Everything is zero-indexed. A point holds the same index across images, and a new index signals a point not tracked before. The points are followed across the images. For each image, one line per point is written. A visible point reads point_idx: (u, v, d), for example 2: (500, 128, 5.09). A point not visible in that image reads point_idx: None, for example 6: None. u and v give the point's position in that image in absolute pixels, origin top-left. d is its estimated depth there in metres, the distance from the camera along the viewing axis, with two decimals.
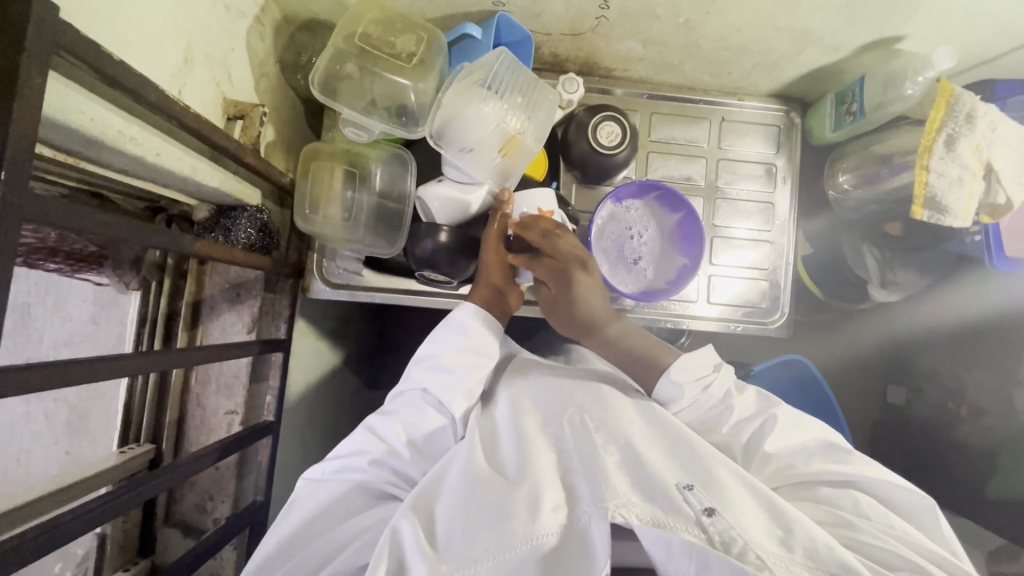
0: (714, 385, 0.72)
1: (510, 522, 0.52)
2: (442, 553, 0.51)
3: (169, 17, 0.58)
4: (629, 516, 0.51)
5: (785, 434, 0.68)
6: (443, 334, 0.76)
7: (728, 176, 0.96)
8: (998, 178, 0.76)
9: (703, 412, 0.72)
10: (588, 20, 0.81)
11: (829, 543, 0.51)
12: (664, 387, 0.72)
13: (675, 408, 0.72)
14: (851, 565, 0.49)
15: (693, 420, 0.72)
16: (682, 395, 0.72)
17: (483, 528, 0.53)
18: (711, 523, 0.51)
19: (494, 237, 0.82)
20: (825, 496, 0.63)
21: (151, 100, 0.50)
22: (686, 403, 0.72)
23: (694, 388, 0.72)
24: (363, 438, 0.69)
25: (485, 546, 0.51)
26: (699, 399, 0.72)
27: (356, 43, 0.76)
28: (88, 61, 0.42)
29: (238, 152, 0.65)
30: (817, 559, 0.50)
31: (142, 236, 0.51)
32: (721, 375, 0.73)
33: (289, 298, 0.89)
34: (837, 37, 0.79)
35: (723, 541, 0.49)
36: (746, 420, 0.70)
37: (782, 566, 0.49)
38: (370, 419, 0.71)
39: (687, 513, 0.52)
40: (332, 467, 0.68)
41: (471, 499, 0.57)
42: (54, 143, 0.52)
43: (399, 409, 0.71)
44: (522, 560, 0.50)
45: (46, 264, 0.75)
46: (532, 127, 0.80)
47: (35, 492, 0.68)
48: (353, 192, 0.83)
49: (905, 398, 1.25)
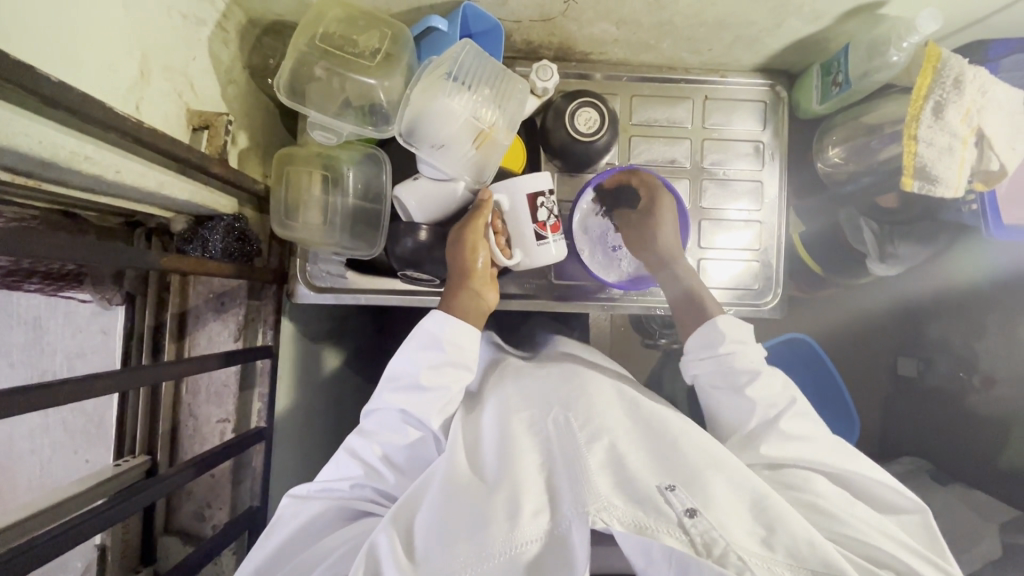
0: (749, 350, 0.75)
1: (488, 529, 0.54)
2: (420, 564, 0.53)
3: (121, 29, 0.58)
4: (610, 521, 0.52)
5: (800, 419, 0.70)
6: (417, 351, 0.73)
7: (715, 157, 0.94)
8: (989, 144, 0.73)
9: (731, 369, 0.74)
10: (556, 4, 0.79)
11: (813, 540, 0.52)
12: (705, 333, 0.77)
13: (703, 359, 0.76)
14: (833, 561, 0.50)
15: (715, 380, 0.75)
16: (721, 341, 0.75)
17: (460, 535, 0.54)
18: (693, 525, 0.51)
19: (479, 270, 0.78)
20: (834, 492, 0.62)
21: (96, 118, 0.49)
22: (721, 351, 0.75)
23: (734, 339, 0.75)
24: (345, 463, 0.70)
25: (465, 554, 0.52)
26: (733, 354, 0.74)
27: (319, 44, 0.75)
28: (21, 85, 0.41)
29: (203, 163, 0.65)
30: (798, 558, 0.51)
31: (102, 256, 0.51)
32: (754, 346, 0.76)
33: (274, 303, 0.87)
34: (817, 6, 0.76)
35: (706, 543, 0.50)
36: (773, 396, 0.72)
37: (764, 565, 0.50)
38: (350, 442, 0.72)
39: (669, 515, 0.52)
40: (317, 486, 0.70)
41: (453, 504, 0.58)
42: (8, 166, 0.51)
43: (376, 431, 0.71)
44: (500, 569, 0.51)
45: (24, 285, 0.74)
46: (504, 117, 0.78)
47: (32, 506, 0.69)
48: (329, 196, 0.82)
49: (915, 370, 1.22)
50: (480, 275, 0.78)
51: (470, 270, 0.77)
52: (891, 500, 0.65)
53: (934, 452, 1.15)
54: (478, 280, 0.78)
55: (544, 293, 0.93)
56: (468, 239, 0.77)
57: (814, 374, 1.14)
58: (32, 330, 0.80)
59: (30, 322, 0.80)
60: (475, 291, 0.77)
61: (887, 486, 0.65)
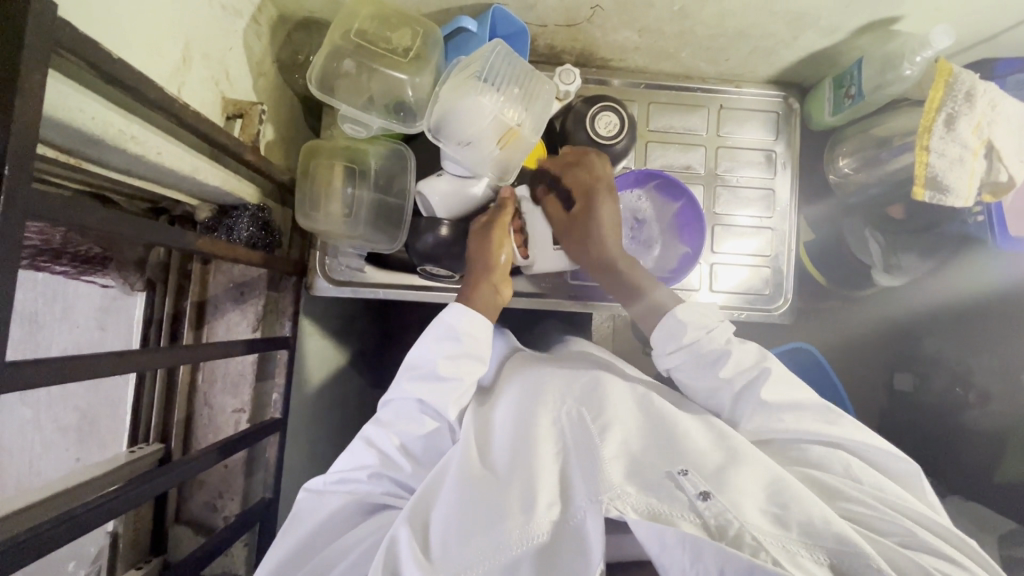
0: (715, 332, 0.74)
1: (506, 521, 0.55)
2: (436, 562, 0.53)
3: (167, 15, 0.59)
4: (624, 509, 0.53)
5: (778, 385, 0.69)
6: (434, 341, 0.73)
7: (728, 164, 0.96)
8: (999, 156, 0.76)
9: (701, 355, 0.73)
10: (583, 10, 0.81)
11: (827, 517, 0.53)
12: (666, 325, 0.74)
13: (671, 353, 0.74)
14: (845, 536, 0.51)
15: (688, 369, 0.74)
16: (683, 333, 0.73)
17: (478, 530, 0.55)
18: (706, 508, 0.53)
19: (500, 269, 0.79)
20: (829, 461, 0.65)
21: (149, 98, 0.50)
22: (687, 342, 0.73)
23: (698, 328, 0.73)
24: (362, 452, 0.70)
25: (481, 547, 0.53)
26: (699, 342, 0.73)
27: (353, 39, 0.77)
28: (86, 59, 0.42)
29: (238, 149, 0.66)
30: (814, 536, 0.51)
31: (146, 234, 0.51)
32: (723, 326, 0.75)
33: (293, 295, 0.88)
34: (834, 19, 0.78)
35: (720, 526, 0.51)
36: (742, 369, 0.71)
37: (779, 546, 0.51)
38: (364, 431, 0.71)
39: (682, 499, 0.54)
40: (332, 479, 0.70)
41: (466, 497, 0.59)
42: (56, 142, 0.52)
43: (392, 420, 0.71)
44: (516, 559, 0.52)
45: (52, 267, 0.75)
46: (530, 118, 0.80)
47: (48, 488, 0.68)
48: (354, 187, 0.83)
49: (913, 382, 1.24)
50: (502, 274, 0.79)
51: (493, 267, 0.79)
52: (889, 465, 0.66)
53: (933, 462, 1.17)
54: (498, 276, 0.79)
55: (560, 293, 0.94)
56: (494, 237, 0.80)
57: (817, 383, 1.16)
58: (28, 325, 0.80)
59: (27, 318, 0.79)
60: (495, 287, 0.78)
61: (883, 450, 0.65)
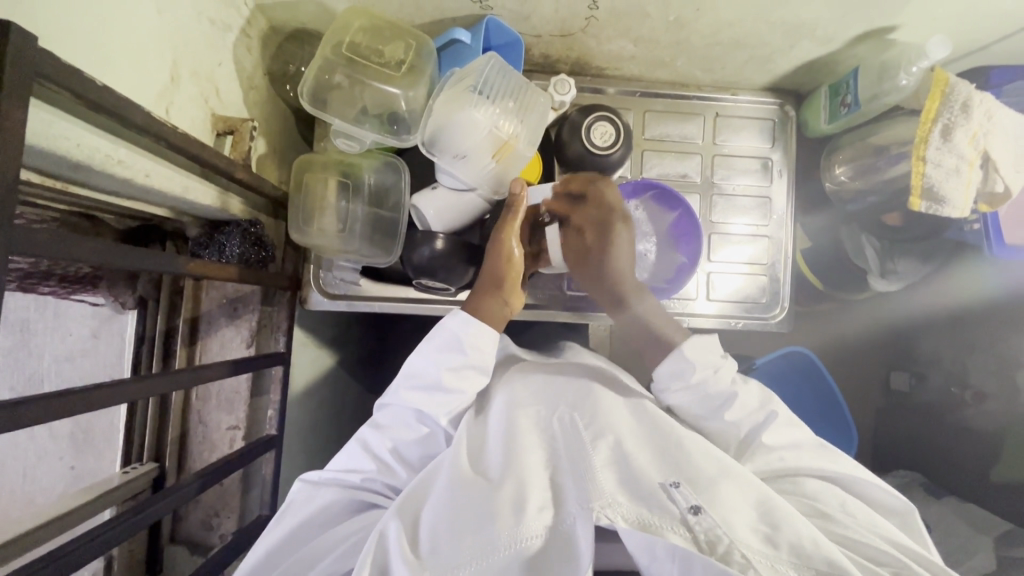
0: (722, 371, 0.72)
1: (496, 524, 0.54)
2: (426, 559, 0.53)
3: (154, 34, 0.58)
4: (614, 517, 0.53)
5: (783, 430, 0.70)
6: (437, 350, 0.70)
7: (724, 172, 0.96)
8: (995, 167, 0.76)
9: (707, 397, 0.72)
10: (578, 20, 0.80)
11: (815, 538, 0.53)
12: (674, 363, 0.72)
13: (676, 390, 0.73)
14: (838, 563, 0.50)
15: (694, 408, 0.73)
16: (689, 372, 0.71)
17: (467, 530, 0.54)
18: (697, 522, 0.53)
19: (511, 280, 0.76)
20: (826, 494, 0.65)
21: (137, 123, 0.49)
22: (692, 381, 0.71)
23: (705, 366, 0.72)
24: (358, 454, 0.69)
25: (472, 549, 0.53)
26: (706, 382, 0.71)
27: (344, 52, 0.76)
28: (71, 89, 0.41)
29: (229, 168, 0.65)
30: (803, 556, 0.51)
31: (137, 262, 0.50)
32: (727, 364, 0.73)
33: (287, 309, 0.86)
34: (829, 29, 0.78)
35: (709, 540, 0.51)
36: (748, 412, 0.71)
37: (767, 565, 0.51)
38: (359, 432, 0.71)
39: (672, 512, 0.54)
40: (328, 473, 0.70)
41: (457, 501, 0.58)
42: (42, 168, 0.51)
43: (388, 423, 0.70)
44: (507, 563, 0.52)
45: (40, 287, 0.73)
46: (524, 130, 0.79)
47: (41, 513, 0.68)
48: (347, 201, 0.83)
49: (908, 384, 1.24)
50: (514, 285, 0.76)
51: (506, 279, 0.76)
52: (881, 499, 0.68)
53: (929, 464, 1.17)
54: (511, 289, 0.76)
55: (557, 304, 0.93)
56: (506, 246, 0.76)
57: (814, 388, 1.16)
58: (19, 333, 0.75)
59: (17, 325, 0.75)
60: (506, 300, 0.75)
61: (878, 486, 0.67)
